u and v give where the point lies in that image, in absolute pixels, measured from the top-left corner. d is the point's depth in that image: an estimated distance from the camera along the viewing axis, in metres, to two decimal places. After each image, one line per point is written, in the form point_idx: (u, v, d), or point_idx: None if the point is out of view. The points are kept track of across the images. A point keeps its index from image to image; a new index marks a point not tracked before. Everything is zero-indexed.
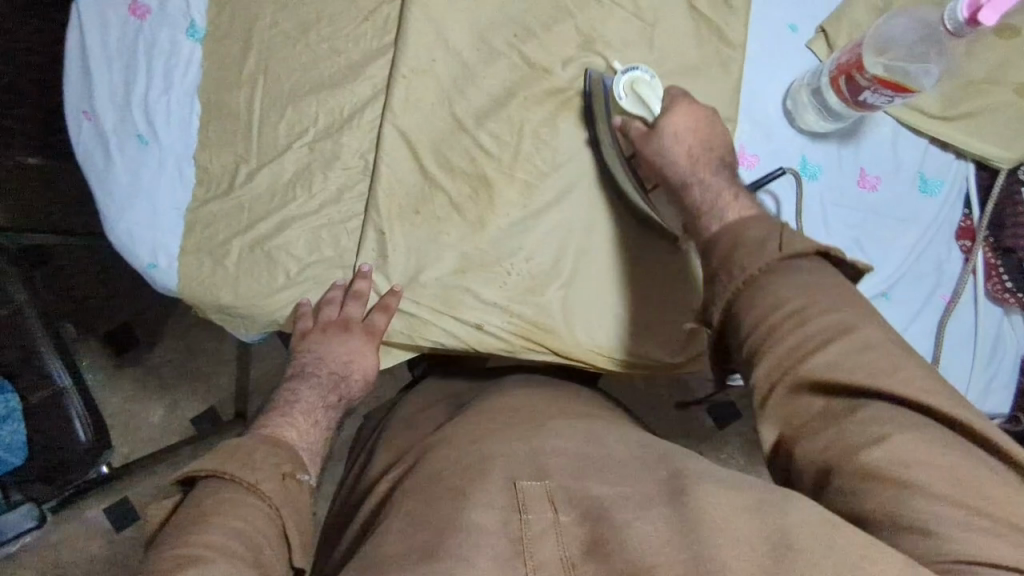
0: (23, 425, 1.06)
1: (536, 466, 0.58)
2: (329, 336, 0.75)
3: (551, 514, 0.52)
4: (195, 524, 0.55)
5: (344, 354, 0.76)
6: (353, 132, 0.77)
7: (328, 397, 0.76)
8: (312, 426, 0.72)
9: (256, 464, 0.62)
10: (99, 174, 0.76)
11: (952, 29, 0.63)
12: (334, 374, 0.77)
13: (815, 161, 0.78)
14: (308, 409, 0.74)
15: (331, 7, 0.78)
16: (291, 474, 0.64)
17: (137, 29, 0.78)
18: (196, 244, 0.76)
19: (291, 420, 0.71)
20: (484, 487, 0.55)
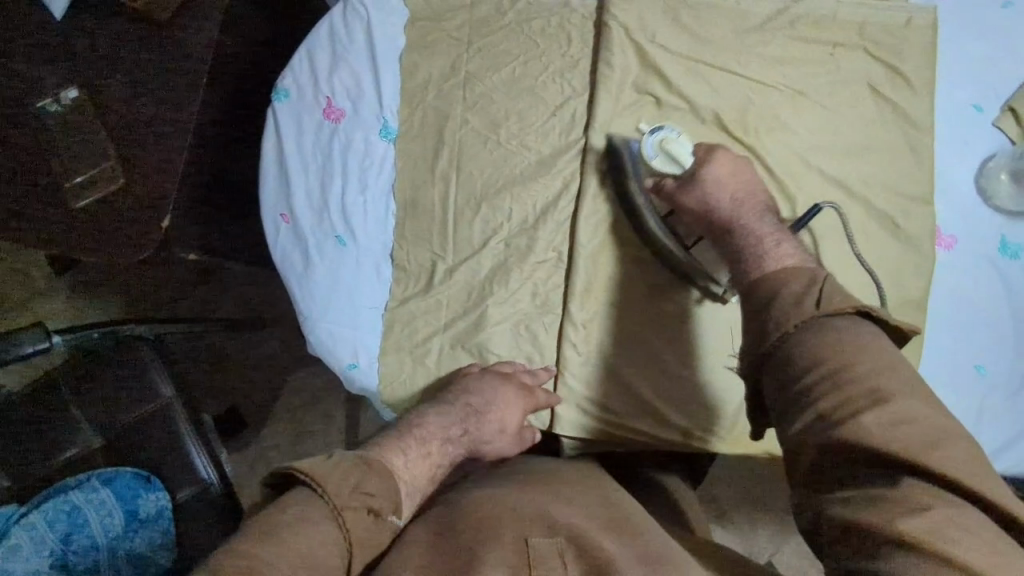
0: (172, 525, 1.02)
1: (551, 523, 0.56)
2: (487, 378, 0.71)
3: (559, 571, 0.51)
4: (268, 531, 0.49)
5: (496, 399, 0.69)
6: (547, 226, 0.77)
7: (451, 431, 0.67)
8: (422, 459, 0.62)
9: (347, 480, 0.54)
10: (298, 277, 0.77)
11: None
12: (468, 407, 0.69)
13: (1015, 240, 0.77)
14: (427, 438, 0.64)
15: (518, 103, 0.80)
16: (380, 511, 0.55)
17: (331, 131, 0.79)
18: (396, 343, 0.75)
19: (406, 445, 0.62)
20: (499, 545, 0.53)
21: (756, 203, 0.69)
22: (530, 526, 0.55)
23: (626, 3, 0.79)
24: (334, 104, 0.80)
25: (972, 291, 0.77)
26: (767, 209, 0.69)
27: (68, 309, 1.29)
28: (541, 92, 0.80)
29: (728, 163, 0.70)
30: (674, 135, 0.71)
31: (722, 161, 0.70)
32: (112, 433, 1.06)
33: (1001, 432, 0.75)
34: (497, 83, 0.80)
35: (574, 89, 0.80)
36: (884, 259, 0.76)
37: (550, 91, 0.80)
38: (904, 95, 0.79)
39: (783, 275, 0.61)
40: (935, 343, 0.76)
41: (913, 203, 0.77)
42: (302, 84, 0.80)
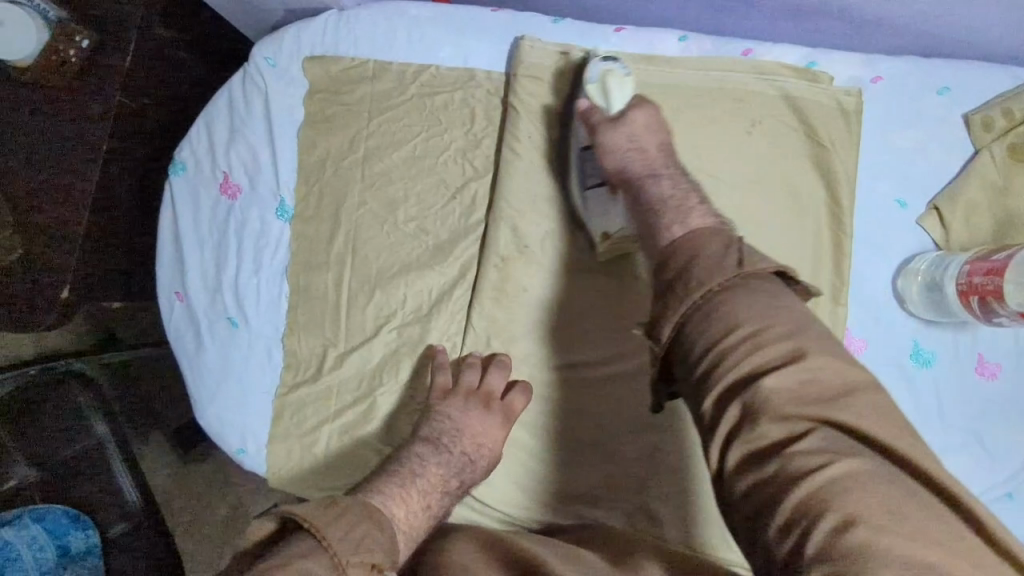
0: (103, 563, 1.05)
1: None
2: (467, 407, 0.71)
3: None
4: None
5: (478, 433, 0.71)
6: (441, 317, 0.76)
7: (450, 480, 0.68)
8: (421, 506, 0.63)
9: (348, 533, 0.50)
10: (190, 357, 0.76)
11: None
12: (464, 456, 0.69)
13: (929, 346, 0.73)
14: (427, 489, 0.65)
15: (418, 184, 0.77)
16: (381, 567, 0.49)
17: (227, 208, 0.78)
18: (285, 430, 0.75)
19: (405, 493, 0.62)
20: None
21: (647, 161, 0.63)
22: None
23: (529, 83, 0.75)
24: (230, 180, 0.78)
25: None
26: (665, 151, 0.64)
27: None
28: (441, 171, 0.77)
29: (646, 119, 0.66)
30: (622, 71, 0.70)
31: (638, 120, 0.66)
32: (44, 468, 1.07)
33: None
34: (396, 161, 0.77)
35: (476, 170, 0.77)
36: None
37: (451, 170, 0.77)
38: (822, 188, 0.75)
39: (696, 238, 0.50)
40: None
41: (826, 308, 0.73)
42: (200, 158, 0.79)
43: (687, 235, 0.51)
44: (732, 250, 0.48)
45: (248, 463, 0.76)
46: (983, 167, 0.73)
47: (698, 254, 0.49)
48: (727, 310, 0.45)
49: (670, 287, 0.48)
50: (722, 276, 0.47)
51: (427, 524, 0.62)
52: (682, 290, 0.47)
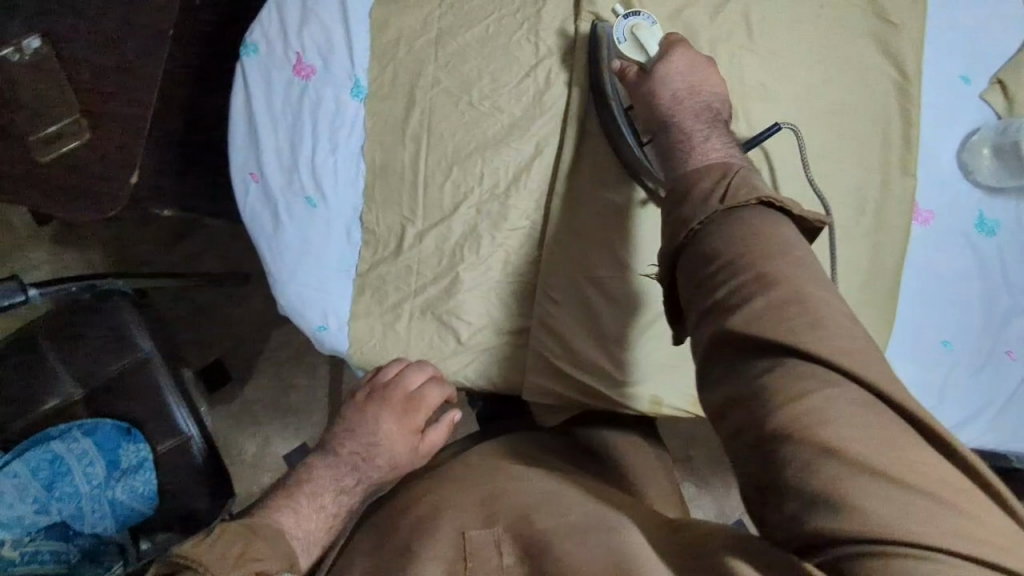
0: (150, 476, 1.04)
1: (487, 509, 0.61)
2: (366, 415, 0.72)
3: (496, 558, 0.56)
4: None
5: (375, 438, 0.71)
6: (519, 194, 0.76)
7: (343, 480, 0.71)
8: (315, 512, 0.67)
9: (223, 553, 0.51)
10: (267, 238, 0.76)
11: None
12: (357, 456, 0.71)
13: (993, 216, 0.76)
14: (318, 492, 0.69)
15: (492, 63, 0.77)
16: (265, 571, 0.53)
17: (301, 89, 0.78)
18: (366, 307, 0.76)
19: (297, 504, 0.66)
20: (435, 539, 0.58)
21: (698, 100, 0.65)
22: (444, 543, 0.57)
23: None
24: (304, 61, 0.78)
25: (946, 267, 0.76)
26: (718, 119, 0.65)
27: (11, 261, 1.18)
28: (514, 51, 0.78)
29: (687, 61, 0.68)
30: (648, 23, 0.70)
31: (680, 57, 0.68)
32: (88, 385, 1.06)
33: (964, 405, 0.75)
34: (470, 41, 0.78)
35: (550, 48, 0.77)
36: (862, 234, 0.75)
37: (524, 50, 0.78)
38: (890, 63, 0.77)
39: (705, 169, 0.59)
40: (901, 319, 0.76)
41: (895, 176, 0.76)
42: (271, 40, 0.78)
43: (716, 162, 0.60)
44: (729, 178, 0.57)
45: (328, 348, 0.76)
46: None
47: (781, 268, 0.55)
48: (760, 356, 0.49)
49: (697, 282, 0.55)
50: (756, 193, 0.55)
51: (324, 526, 0.67)
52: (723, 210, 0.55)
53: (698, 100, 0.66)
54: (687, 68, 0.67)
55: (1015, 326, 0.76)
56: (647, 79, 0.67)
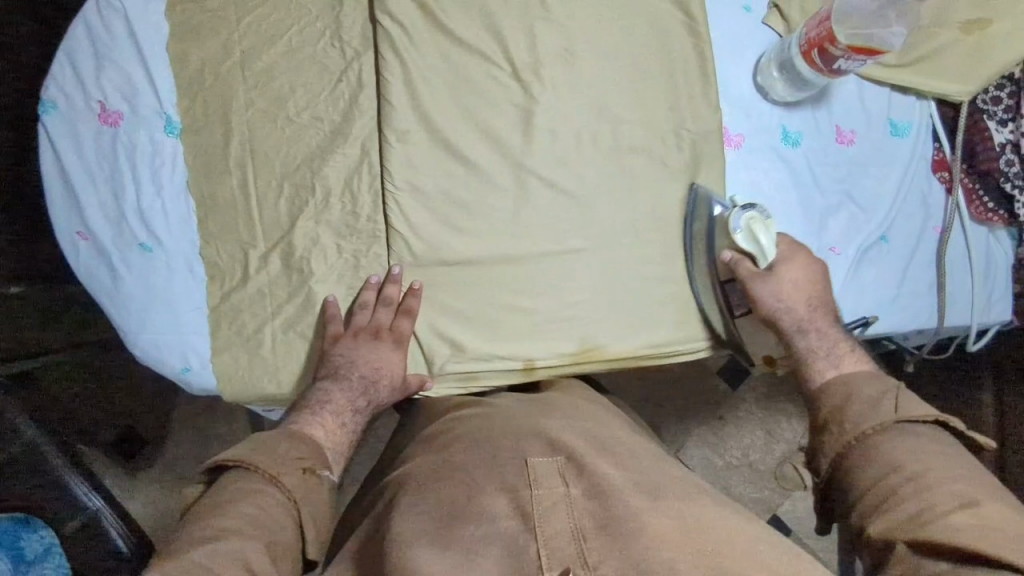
0: (62, 559, 1.00)
1: (547, 444, 0.61)
2: (361, 341, 0.74)
3: (562, 488, 0.54)
4: (217, 509, 0.56)
5: (375, 357, 0.73)
6: (358, 196, 0.77)
7: (357, 401, 0.72)
8: (337, 427, 0.70)
9: (276, 454, 0.62)
10: (109, 292, 0.75)
11: None
12: (366, 378, 0.73)
13: (794, 128, 0.83)
14: (338, 413, 0.70)
15: (302, 75, 0.78)
16: (312, 468, 0.63)
17: (111, 137, 0.76)
18: (227, 339, 0.75)
19: (323, 421, 0.69)
20: (501, 471, 0.58)
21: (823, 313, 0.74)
22: (509, 476, 0.56)
23: None
24: (108, 108, 0.76)
25: (762, 183, 0.82)
26: (828, 313, 0.74)
27: None
28: (322, 58, 0.78)
29: (802, 270, 0.75)
30: (763, 215, 0.75)
31: (800, 261, 0.75)
32: None
33: None
34: (275, 56, 0.78)
35: (355, 50, 0.78)
36: (682, 168, 0.80)
37: (332, 56, 0.78)
38: (677, 7, 0.82)
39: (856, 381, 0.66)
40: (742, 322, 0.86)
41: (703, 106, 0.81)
42: (69, 92, 0.76)
43: (855, 376, 0.66)
44: (890, 396, 0.63)
45: (197, 389, 0.76)
46: None
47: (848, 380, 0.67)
48: (875, 460, 0.58)
49: (828, 423, 0.64)
50: (880, 419, 0.61)
51: (343, 440, 0.70)
52: (837, 427, 0.63)
53: (818, 310, 0.73)
54: (802, 275, 0.75)
55: (833, 224, 0.83)
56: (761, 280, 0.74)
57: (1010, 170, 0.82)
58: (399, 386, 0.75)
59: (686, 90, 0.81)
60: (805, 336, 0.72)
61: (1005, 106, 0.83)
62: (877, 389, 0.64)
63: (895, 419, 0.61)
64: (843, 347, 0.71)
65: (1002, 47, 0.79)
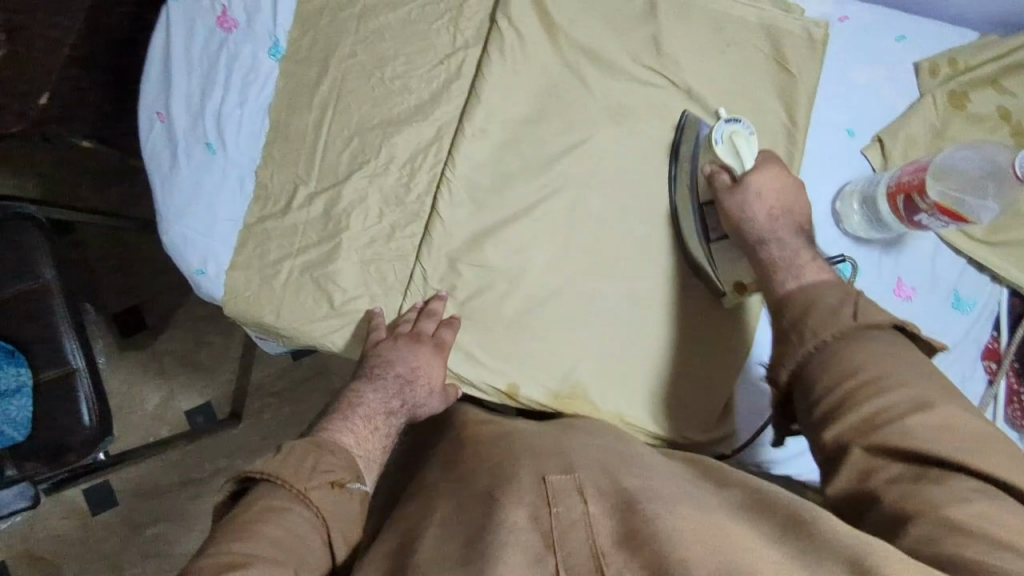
0: (27, 402, 1.03)
1: (565, 464, 0.59)
2: (401, 343, 0.74)
3: (581, 506, 0.52)
4: (242, 532, 0.55)
5: (414, 359, 0.73)
6: (417, 173, 0.79)
7: (391, 402, 0.73)
8: (370, 432, 0.70)
9: (302, 464, 0.62)
10: (162, 176, 0.78)
11: (1021, 174, 0.62)
12: (401, 378, 0.73)
13: (856, 263, 0.80)
14: (369, 415, 0.71)
15: (409, 45, 0.80)
16: (341, 481, 0.62)
17: (221, 40, 0.80)
18: (246, 259, 0.77)
19: (351, 425, 0.69)
20: (517, 489, 0.56)
21: (794, 218, 0.71)
22: (525, 493, 0.55)
23: None
24: (228, 14, 0.80)
25: None
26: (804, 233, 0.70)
27: None
28: (433, 37, 0.81)
29: (776, 180, 0.72)
30: (745, 130, 0.78)
31: (770, 174, 0.72)
32: None
33: None
34: (393, 21, 0.81)
35: (466, 40, 0.80)
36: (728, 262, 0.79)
37: (443, 38, 0.81)
38: (782, 108, 0.81)
39: (819, 286, 0.61)
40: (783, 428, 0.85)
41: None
42: None
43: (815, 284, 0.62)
44: (849, 303, 0.59)
45: (206, 296, 0.78)
46: (927, 110, 0.82)
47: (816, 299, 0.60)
48: (846, 360, 0.56)
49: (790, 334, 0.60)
50: (841, 328, 0.57)
51: (380, 444, 0.70)
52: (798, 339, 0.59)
53: (790, 220, 0.70)
54: (772, 181, 0.72)
55: None
56: (736, 187, 0.72)
57: None
58: (436, 390, 0.75)
59: None
60: (779, 244, 0.69)
61: None
62: (837, 294, 0.60)
63: (852, 330, 0.57)
64: (806, 257, 0.67)
65: None
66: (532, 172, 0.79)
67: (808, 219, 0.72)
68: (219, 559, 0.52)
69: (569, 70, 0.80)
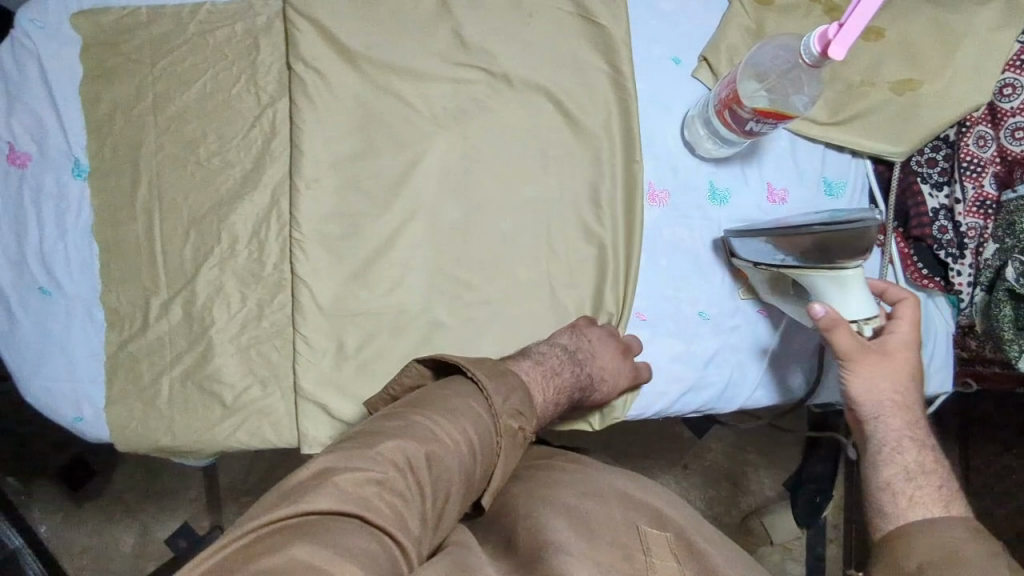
0: None
1: (653, 513, 0.62)
2: (608, 339, 0.75)
3: (675, 564, 0.57)
4: (427, 408, 0.57)
5: (608, 368, 0.73)
6: (267, 244, 0.76)
7: (573, 389, 0.71)
8: (552, 403, 0.68)
9: (505, 392, 0.61)
10: (6, 337, 0.74)
11: (808, 61, 0.61)
12: (592, 375, 0.72)
13: (723, 185, 0.80)
14: (558, 389, 0.69)
15: (215, 120, 0.77)
16: (524, 430, 0.61)
17: (19, 178, 0.75)
18: (122, 389, 0.73)
19: (543, 384, 0.67)
20: (615, 522, 0.60)
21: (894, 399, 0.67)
22: (621, 531, 0.59)
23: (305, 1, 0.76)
24: (17, 149, 0.76)
25: (688, 241, 0.80)
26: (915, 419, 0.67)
27: None
28: (236, 103, 0.77)
29: (846, 340, 0.67)
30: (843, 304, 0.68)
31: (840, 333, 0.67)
32: None
33: (723, 371, 0.79)
34: (190, 101, 0.77)
35: (270, 95, 0.78)
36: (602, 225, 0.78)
37: (246, 101, 0.77)
38: (604, 60, 0.80)
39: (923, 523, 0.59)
40: (691, 376, 0.78)
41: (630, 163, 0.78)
42: None
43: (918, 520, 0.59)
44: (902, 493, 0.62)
45: (93, 440, 0.74)
46: (739, 15, 0.81)
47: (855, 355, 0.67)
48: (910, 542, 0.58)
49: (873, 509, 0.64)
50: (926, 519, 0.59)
51: (549, 413, 0.69)
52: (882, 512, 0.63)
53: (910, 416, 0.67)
54: (878, 380, 0.67)
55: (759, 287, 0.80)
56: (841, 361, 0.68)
57: (943, 236, 0.78)
58: (613, 391, 0.76)
59: (611, 143, 0.79)
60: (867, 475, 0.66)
61: (938, 169, 0.80)
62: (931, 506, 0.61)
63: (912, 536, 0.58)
64: (900, 442, 0.66)
65: (931, 108, 0.77)
66: (381, 205, 0.77)
67: (904, 395, 0.67)
68: (410, 440, 0.54)
69: (383, 93, 0.78)
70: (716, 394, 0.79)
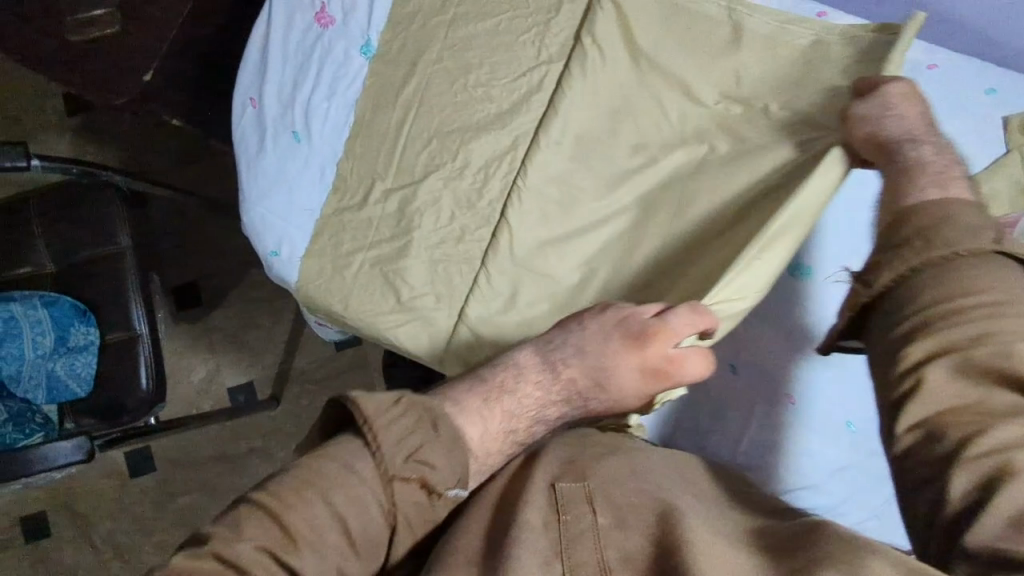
0: (94, 360, 1.08)
1: (574, 466, 0.60)
2: (632, 338, 0.65)
3: (590, 515, 0.55)
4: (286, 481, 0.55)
5: (624, 365, 0.66)
6: (490, 180, 0.80)
7: (555, 403, 0.68)
8: (505, 435, 0.64)
9: (403, 445, 0.56)
10: (249, 158, 0.83)
11: None
12: (587, 386, 0.68)
13: None
14: (521, 411, 0.66)
15: (495, 55, 0.82)
16: (439, 491, 0.58)
17: (317, 35, 0.83)
18: (320, 247, 0.81)
19: (488, 413, 0.64)
20: (528, 489, 0.58)
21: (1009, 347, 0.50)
22: (536, 496, 0.57)
23: None
24: (326, 10, 0.84)
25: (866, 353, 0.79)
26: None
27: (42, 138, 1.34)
28: (517, 47, 0.82)
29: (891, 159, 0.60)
30: None
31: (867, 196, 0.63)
32: (63, 263, 1.12)
33: (846, 488, 0.78)
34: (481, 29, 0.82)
35: (551, 55, 0.81)
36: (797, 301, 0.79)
37: (528, 48, 0.81)
38: None
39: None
40: (808, 478, 0.78)
41: (812, 186, 0.63)
42: None
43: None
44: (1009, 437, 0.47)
45: (277, 277, 0.83)
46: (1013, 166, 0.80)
47: (957, 217, 0.55)
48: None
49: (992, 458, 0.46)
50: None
51: (502, 447, 0.64)
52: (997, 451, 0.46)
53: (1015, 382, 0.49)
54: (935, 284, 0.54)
55: None
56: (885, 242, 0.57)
57: None
58: (625, 400, 0.68)
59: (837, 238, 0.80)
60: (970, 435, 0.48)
61: None
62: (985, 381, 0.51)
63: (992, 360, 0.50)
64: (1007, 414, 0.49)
65: None
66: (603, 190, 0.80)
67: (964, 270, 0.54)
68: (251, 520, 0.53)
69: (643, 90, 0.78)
70: (830, 504, 0.78)
